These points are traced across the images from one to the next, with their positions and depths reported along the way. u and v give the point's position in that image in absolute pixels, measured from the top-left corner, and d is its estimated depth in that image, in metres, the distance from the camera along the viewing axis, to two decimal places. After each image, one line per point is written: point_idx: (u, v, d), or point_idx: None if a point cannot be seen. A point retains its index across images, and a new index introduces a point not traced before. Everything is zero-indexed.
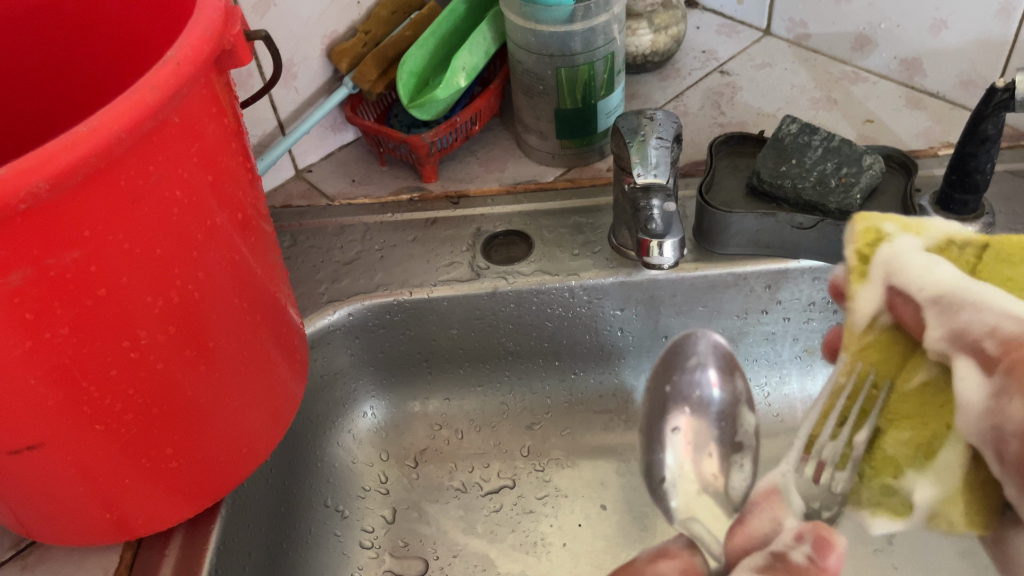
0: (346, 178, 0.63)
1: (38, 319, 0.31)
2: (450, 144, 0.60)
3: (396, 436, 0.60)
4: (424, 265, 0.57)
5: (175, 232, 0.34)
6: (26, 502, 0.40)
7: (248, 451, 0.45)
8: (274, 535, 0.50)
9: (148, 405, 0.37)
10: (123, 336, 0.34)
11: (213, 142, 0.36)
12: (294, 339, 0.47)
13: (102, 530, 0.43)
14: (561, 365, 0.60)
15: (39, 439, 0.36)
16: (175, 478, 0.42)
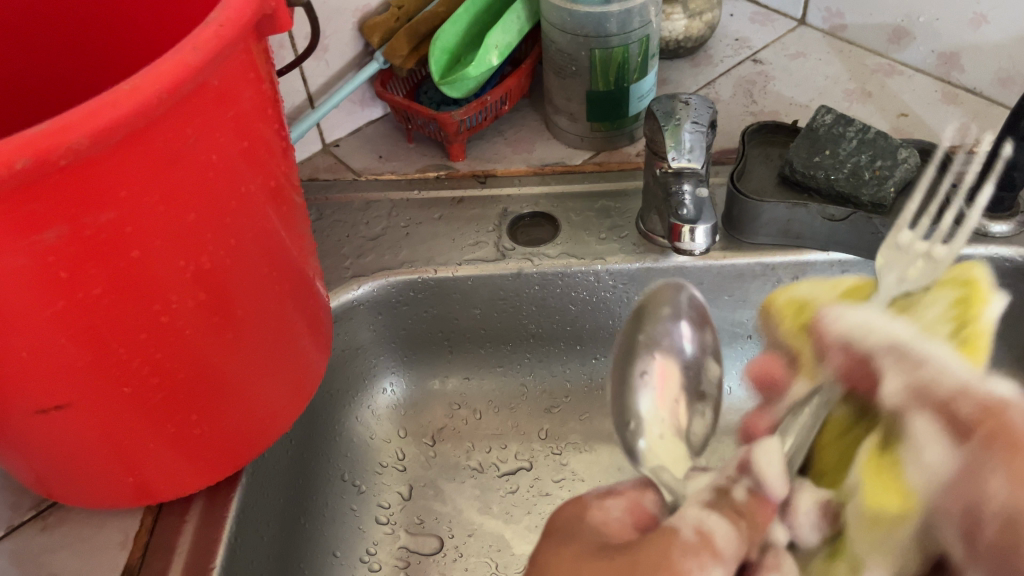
0: (373, 154, 0.63)
1: (77, 279, 0.31)
2: (479, 124, 0.60)
3: (415, 415, 0.59)
4: (449, 244, 0.56)
5: (209, 197, 0.34)
6: (52, 462, 0.40)
7: (270, 422, 0.45)
8: (292, 507, 0.50)
9: (174, 370, 0.37)
10: (154, 301, 0.34)
11: (250, 109, 0.36)
12: (319, 313, 0.47)
13: (125, 493, 0.43)
14: (582, 350, 0.59)
15: (66, 400, 0.36)
16: (197, 444, 0.42)
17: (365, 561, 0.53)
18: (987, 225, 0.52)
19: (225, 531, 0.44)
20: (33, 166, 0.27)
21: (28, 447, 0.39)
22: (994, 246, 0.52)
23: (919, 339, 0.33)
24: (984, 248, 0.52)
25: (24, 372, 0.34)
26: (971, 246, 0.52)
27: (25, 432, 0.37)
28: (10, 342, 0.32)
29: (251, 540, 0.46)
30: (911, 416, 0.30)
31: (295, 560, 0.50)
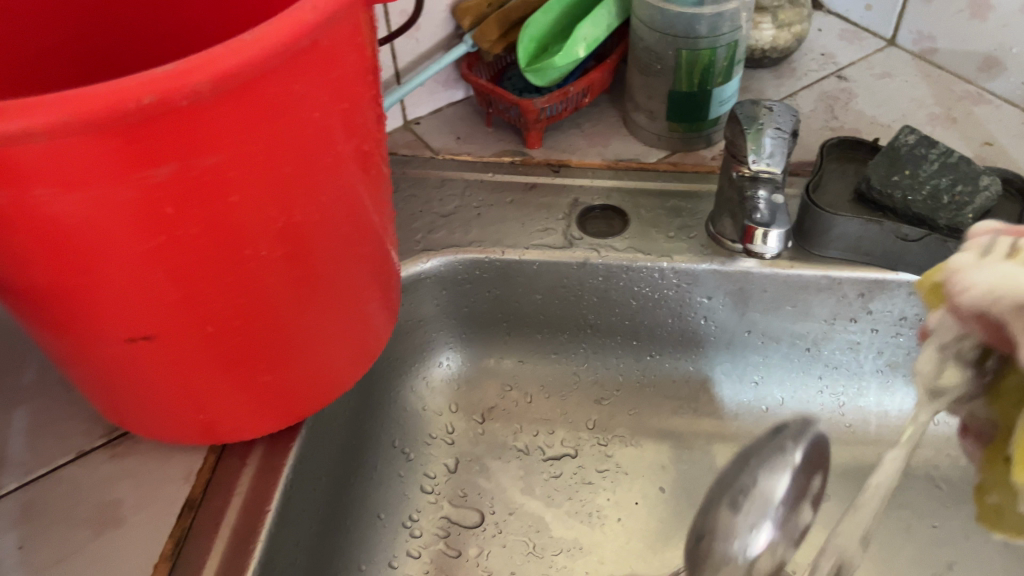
0: (451, 134, 0.64)
1: (178, 217, 0.33)
2: (559, 113, 0.61)
3: (467, 391, 0.61)
4: (518, 228, 0.57)
5: (306, 153, 0.36)
6: (129, 392, 0.42)
7: (334, 378, 0.47)
8: (343, 465, 0.52)
9: (253, 316, 0.39)
10: (244, 246, 0.36)
11: (352, 72, 0.37)
12: (390, 279, 0.49)
13: (191, 429, 0.45)
14: (638, 345, 0.60)
15: (151, 334, 0.38)
16: (264, 390, 0.43)
17: (407, 526, 0.54)
18: None
19: (282, 477, 0.46)
20: (154, 101, 0.29)
21: (109, 375, 0.41)
22: None
23: None
24: None
25: (118, 300, 0.36)
26: None
27: (108, 359, 0.40)
28: (109, 270, 0.34)
29: (305, 490, 0.48)
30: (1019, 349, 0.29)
31: (342, 517, 0.51)
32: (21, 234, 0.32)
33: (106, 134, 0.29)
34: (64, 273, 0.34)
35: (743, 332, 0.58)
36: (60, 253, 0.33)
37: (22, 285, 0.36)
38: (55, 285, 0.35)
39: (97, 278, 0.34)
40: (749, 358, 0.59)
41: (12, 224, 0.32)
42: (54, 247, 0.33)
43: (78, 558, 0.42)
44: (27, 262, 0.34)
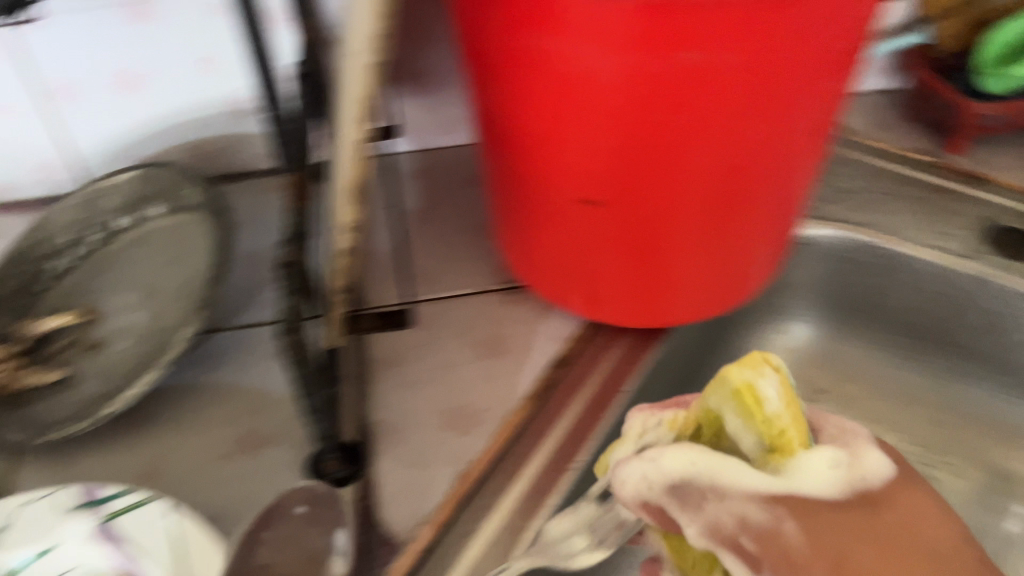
0: (873, 122, 0.70)
1: (669, 107, 0.37)
2: (994, 126, 0.63)
3: (813, 365, 0.64)
4: (918, 223, 0.61)
5: (794, 83, 0.38)
6: (546, 238, 0.49)
7: (708, 287, 0.50)
8: (687, 374, 0.60)
9: (676, 207, 0.43)
10: (702, 145, 0.39)
11: (867, 18, 0.38)
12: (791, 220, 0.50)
13: (587, 289, 0.51)
14: (1003, 380, 0.59)
15: (593, 197, 0.43)
16: (648, 277, 0.48)
17: None
18: None
19: (635, 372, 0.55)
20: None
21: (540, 217, 0.48)
22: None
23: (778, 486, 0.40)
24: None
25: (583, 159, 0.41)
26: None
27: (547, 206, 0.46)
28: (593, 129, 0.40)
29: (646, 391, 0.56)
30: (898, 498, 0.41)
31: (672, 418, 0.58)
32: (546, 75, 0.38)
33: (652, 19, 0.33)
34: (557, 120, 0.40)
35: None
36: (565, 102, 0.39)
37: (517, 117, 0.43)
38: (543, 127, 0.41)
39: (581, 133, 0.40)
40: None
41: (543, 64, 0.38)
42: (563, 94, 0.39)
43: (454, 368, 0.59)
44: (534, 99, 0.40)
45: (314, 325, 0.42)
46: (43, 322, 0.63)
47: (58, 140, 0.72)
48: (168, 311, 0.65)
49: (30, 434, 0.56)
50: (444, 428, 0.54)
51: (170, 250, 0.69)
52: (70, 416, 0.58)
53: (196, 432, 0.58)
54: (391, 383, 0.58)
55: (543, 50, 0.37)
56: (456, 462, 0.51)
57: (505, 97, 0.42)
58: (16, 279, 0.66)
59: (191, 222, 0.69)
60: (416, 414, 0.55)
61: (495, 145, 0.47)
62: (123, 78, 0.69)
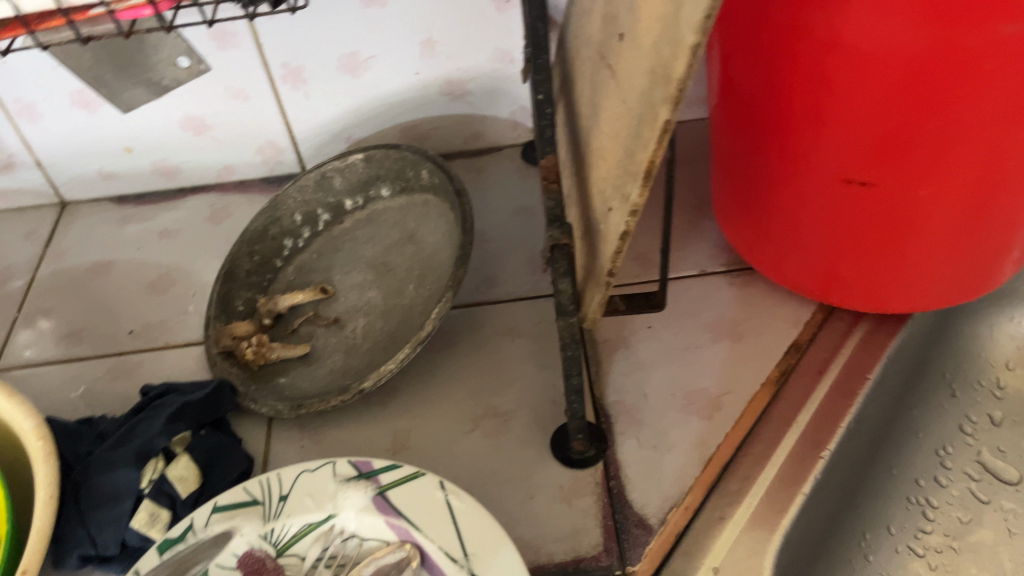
0: None
1: (932, 85, 0.41)
2: None
3: None
4: None
5: (975, 75, 0.39)
6: (809, 199, 0.52)
7: (903, 232, 0.50)
8: (912, 375, 0.59)
9: (861, 143, 0.46)
10: (881, 107, 0.43)
11: None
12: (996, 201, 0.47)
13: (823, 262, 0.55)
14: None
15: (862, 177, 0.47)
16: (825, 183, 0.50)
17: (939, 456, 0.58)
18: None
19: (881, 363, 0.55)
20: None
21: (805, 183, 0.51)
22: None
23: None
24: None
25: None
26: None
27: (758, 43, 0.46)
28: (852, 104, 0.44)
29: (889, 379, 0.56)
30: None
31: (893, 426, 0.57)
32: (820, 45, 0.42)
33: (949, 10, 0.37)
34: (827, 93, 0.44)
35: None
36: (838, 78, 0.43)
37: (791, 82, 0.46)
38: (814, 101, 0.45)
39: (849, 106, 0.44)
40: None
41: (801, 41, 0.43)
42: (837, 62, 0.42)
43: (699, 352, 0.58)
44: (808, 66, 0.44)
45: (561, 314, 0.44)
46: (281, 298, 0.61)
47: (288, 129, 0.71)
48: (406, 289, 0.60)
49: (284, 408, 0.54)
50: (688, 414, 0.54)
51: (401, 227, 0.64)
52: (319, 392, 0.55)
53: (432, 403, 0.57)
54: (621, 366, 0.58)
55: (823, 26, 0.41)
56: (701, 449, 0.52)
57: (763, 68, 0.47)
58: (255, 257, 0.64)
59: (427, 201, 0.64)
60: (652, 398, 0.55)
61: (757, 117, 0.51)
62: (349, 63, 0.66)
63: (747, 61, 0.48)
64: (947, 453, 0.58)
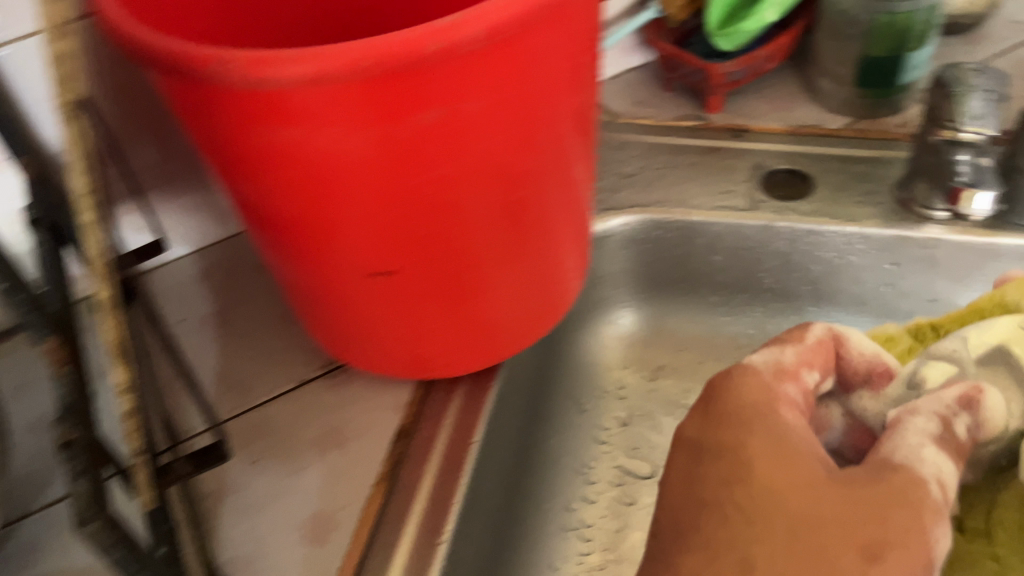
0: (631, 98, 0.66)
1: (422, 163, 0.37)
2: (742, 80, 0.61)
3: (646, 347, 0.62)
4: (702, 191, 0.58)
5: (460, 154, 0.37)
6: (349, 320, 0.46)
7: (468, 366, 0.49)
8: (532, 408, 0.55)
9: (378, 252, 0.41)
10: (383, 208, 0.38)
11: (532, 81, 0.37)
12: (522, 260, 0.46)
13: (407, 352, 0.48)
14: (812, 309, 0.60)
15: (386, 270, 0.42)
16: (355, 305, 0.45)
17: (583, 473, 0.56)
18: None
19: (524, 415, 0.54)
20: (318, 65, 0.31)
21: (337, 301, 0.45)
22: None
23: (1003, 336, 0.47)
24: None
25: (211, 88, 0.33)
26: None
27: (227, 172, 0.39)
28: (367, 203, 0.38)
29: None
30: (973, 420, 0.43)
31: (527, 467, 0.54)
32: (307, 168, 0.36)
33: (397, 74, 0.32)
34: (322, 207, 0.39)
35: (927, 301, 0.57)
36: (323, 186, 0.37)
37: (279, 206, 0.39)
38: (313, 221, 0.39)
39: (352, 218, 0.39)
40: None
41: (268, 164, 0.37)
42: (318, 177, 0.37)
43: None
44: (287, 181, 0.37)
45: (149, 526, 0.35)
46: None
47: None
48: None
49: None
50: None
51: None
52: None
53: None
54: None
55: (286, 143, 0.35)
56: None
57: (245, 194, 0.40)
58: None
59: (6, 396, 0.52)
60: None
61: (265, 245, 0.44)
62: None
63: (257, 218, 0.42)
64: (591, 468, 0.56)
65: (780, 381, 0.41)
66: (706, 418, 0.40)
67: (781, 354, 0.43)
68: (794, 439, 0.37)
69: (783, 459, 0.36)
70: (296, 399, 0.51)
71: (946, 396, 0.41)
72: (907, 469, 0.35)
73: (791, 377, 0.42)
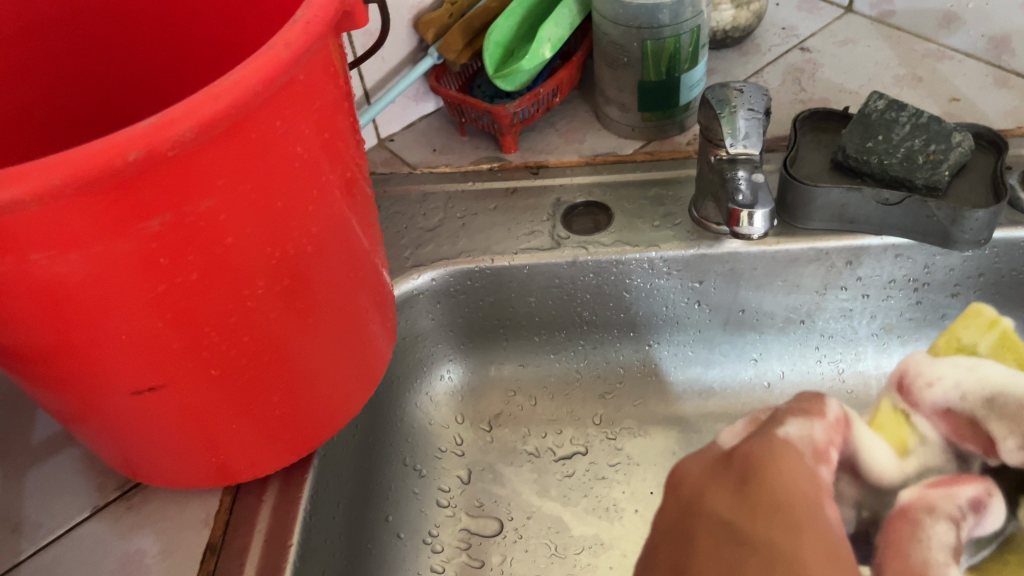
0: (427, 147, 0.64)
1: (170, 276, 0.32)
2: (531, 116, 0.61)
3: (473, 400, 0.61)
4: (506, 233, 0.57)
5: (214, 259, 0.33)
6: (134, 442, 0.41)
7: (280, 459, 0.46)
8: (362, 490, 0.52)
9: (144, 373, 0.36)
10: (135, 328, 0.34)
11: (281, 162, 0.34)
12: (323, 348, 0.42)
13: (207, 464, 0.43)
14: (635, 336, 0.60)
15: (158, 389, 0.37)
16: (136, 426, 0.40)
17: (428, 542, 0.54)
18: None
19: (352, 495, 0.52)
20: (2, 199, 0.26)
21: (115, 426, 0.40)
22: None
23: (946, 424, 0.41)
24: None
25: None
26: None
27: None
28: (111, 325, 0.33)
29: None
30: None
31: (364, 551, 0.51)
32: (31, 304, 0.31)
33: (99, 189, 0.28)
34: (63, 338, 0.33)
35: (737, 312, 0.58)
36: (56, 317, 0.32)
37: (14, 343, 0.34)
38: (57, 353, 0.34)
39: (102, 343, 0.34)
40: (747, 336, 0.59)
41: None
42: (48, 309, 0.32)
43: None
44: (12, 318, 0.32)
45: None
46: None
47: None
48: None
49: None
50: None
51: None
52: None
53: None
54: None
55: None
56: None
57: None
58: None
59: None
60: None
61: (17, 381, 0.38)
62: None
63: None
64: (435, 535, 0.55)
65: (818, 464, 0.29)
66: (739, 500, 0.27)
67: (814, 428, 0.31)
68: (847, 543, 0.26)
69: (837, 567, 0.24)
70: (89, 529, 0.46)
71: (957, 498, 0.34)
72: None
73: (825, 460, 0.30)
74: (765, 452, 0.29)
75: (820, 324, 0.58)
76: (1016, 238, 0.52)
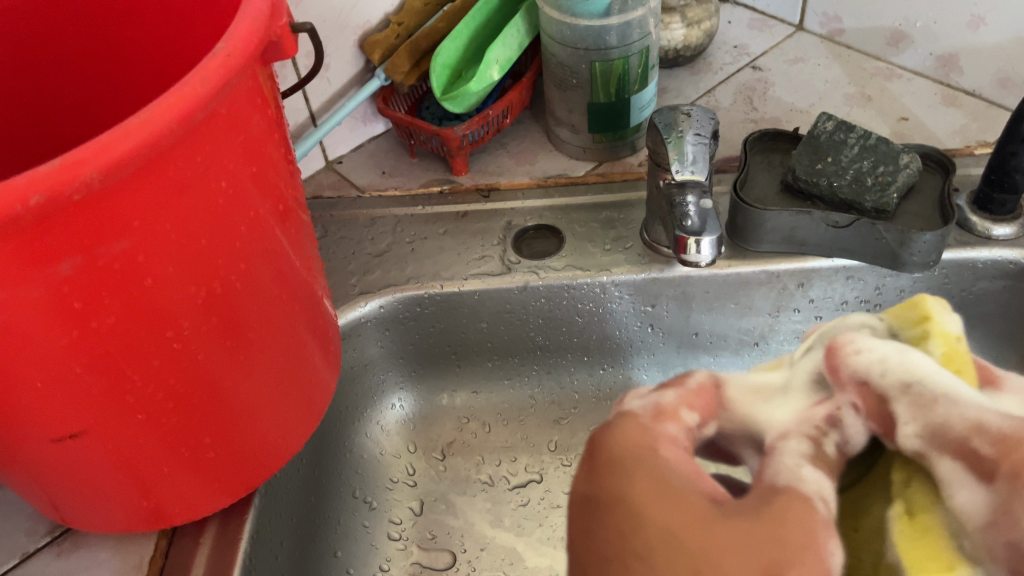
0: (376, 169, 0.63)
1: (84, 321, 0.31)
2: (481, 138, 0.60)
3: (425, 429, 0.59)
4: (455, 258, 0.56)
5: (132, 303, 0.32)
6: (59, 488, 0.39)
7: (218, 501, 0.44)
8: (307, 527, 0.50)
9: (63, 419, 0.34)
10: (49, 374, 0.32)
11: (204, 199, 0.32)
12: (261, 388, 0.40)
13: (139, 508, 0.41)
14: (589, 360, 0.59)
15: (80, 435, 0.35)
16: (60, 472, 0.38)
17: None
18: (990, 228, 0.52)
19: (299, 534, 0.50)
20: None
21: (36, 473, 0.38)
22: (997, 249, 0.51)
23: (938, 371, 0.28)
24: (987, 251, 0.51)
25: None
26: (974, 250, 0.52)
27: None
28: (26, 373, 0.32)
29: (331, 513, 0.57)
30: (931, 461, 0.26)
31: None
32: None
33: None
34: None
35: (691, 334, 0.57)
36: None
37: None
38: None
39: (12, 391, 0.32)
40: (700, 359, 0.59)
41: None
42: None
43: None
44: None
45: None
46: None
47: None
48: None
49: None
50: None
51: None
52: None
53: None
54: None
55: None
56: None
57: None
58: None
59: None
60: None
61: None
62: None
63: None
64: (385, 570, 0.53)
65: (661, 421, 0.28)
66: (591, 471, 0.27)
67: (660, 393, 0.29)
68: (691, 478, 0.25)
69: (674, 500, 0.24)
70: None
71: (810, 418, 0.29)
72: (793, 490, 0.24)
73: (673, 420, 0.28)
74: (606, 430, 0.28)
75: (774, 346, 0.58)
76: (966, 259, 0.52)
